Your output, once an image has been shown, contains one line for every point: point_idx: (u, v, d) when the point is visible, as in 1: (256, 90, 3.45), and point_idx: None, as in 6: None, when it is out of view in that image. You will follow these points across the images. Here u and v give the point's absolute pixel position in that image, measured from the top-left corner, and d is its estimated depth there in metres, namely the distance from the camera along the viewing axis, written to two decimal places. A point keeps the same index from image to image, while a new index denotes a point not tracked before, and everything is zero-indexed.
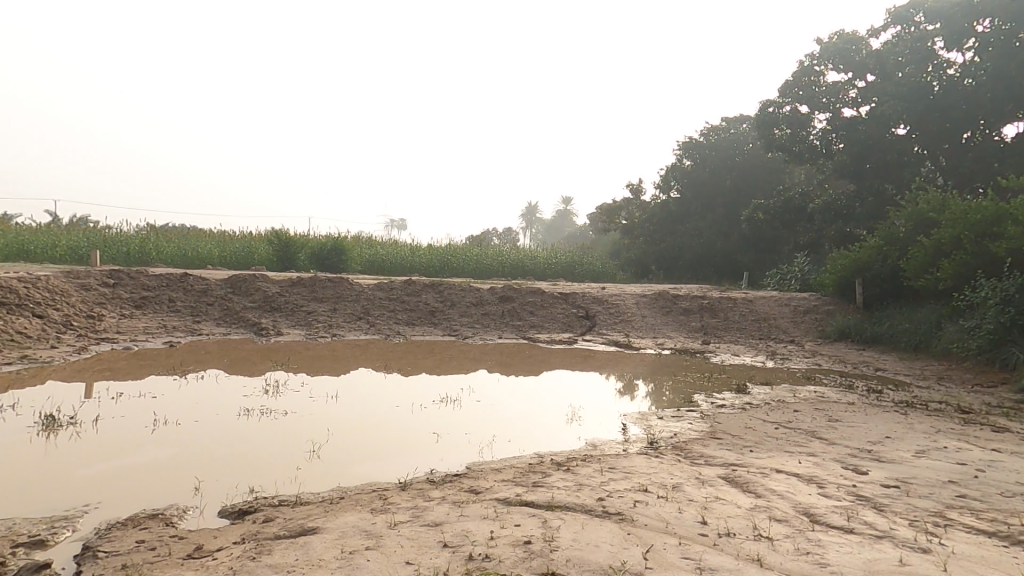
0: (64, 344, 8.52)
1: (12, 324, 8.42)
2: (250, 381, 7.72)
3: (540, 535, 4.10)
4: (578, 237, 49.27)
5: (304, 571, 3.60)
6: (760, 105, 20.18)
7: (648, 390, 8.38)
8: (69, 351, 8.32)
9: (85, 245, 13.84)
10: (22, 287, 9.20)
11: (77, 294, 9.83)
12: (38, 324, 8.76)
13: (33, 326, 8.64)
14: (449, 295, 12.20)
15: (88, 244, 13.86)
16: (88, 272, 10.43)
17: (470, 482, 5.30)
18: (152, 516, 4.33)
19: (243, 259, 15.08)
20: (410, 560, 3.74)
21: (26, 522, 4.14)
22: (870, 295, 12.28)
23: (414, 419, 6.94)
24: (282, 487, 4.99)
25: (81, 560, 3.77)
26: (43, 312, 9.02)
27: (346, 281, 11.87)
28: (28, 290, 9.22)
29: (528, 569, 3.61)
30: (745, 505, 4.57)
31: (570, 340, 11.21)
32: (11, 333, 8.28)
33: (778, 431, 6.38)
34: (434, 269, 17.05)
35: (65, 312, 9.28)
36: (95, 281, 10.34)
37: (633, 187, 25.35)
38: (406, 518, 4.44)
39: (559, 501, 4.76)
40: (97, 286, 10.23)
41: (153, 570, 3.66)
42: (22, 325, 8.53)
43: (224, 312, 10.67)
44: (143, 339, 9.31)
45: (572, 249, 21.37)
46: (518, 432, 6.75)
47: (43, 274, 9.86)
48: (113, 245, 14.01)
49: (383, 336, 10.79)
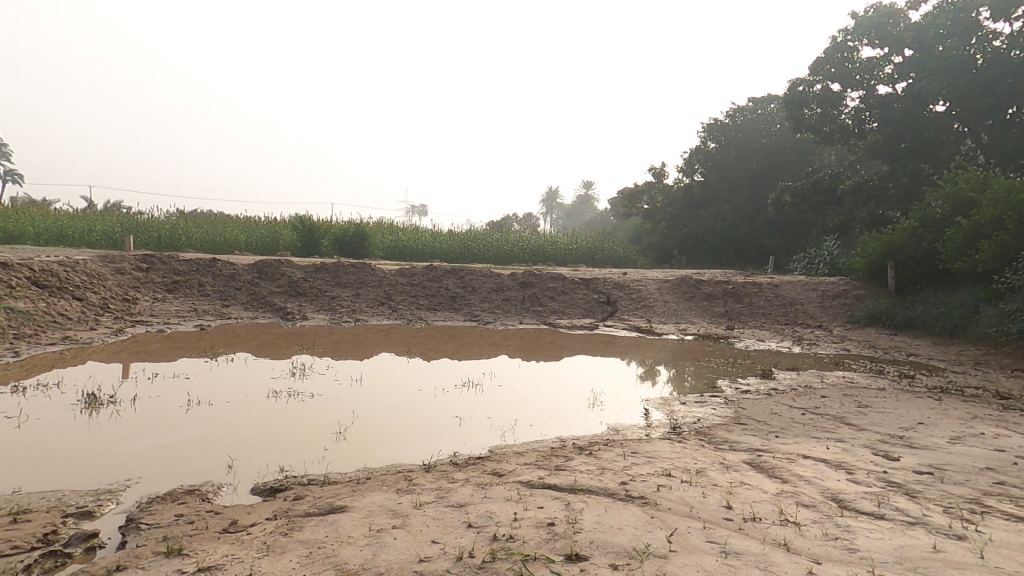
0: (102, 326, 8.81)
1: (54, 307, 8.69)
2: (278, 363, 7.90)
3: (563, 517, 4.16)
4: (598, 224, 48.70)
5: (334, 548, 3.75)
6: (789, 84, 19.50)
7: (669, 376, 8.36)
8: (107, 333, 8.59)
9: (119, 230, 14.21)
10: (62, 270, 9.48)
11: (113, 278, 10.11)
12: (77, 306, 9.04)
13: (73, 308, 8.92)
14: (470, 281, 12.21)
15: (121, 229, 14.22)
16: (122, 256, 10.71)
17: (492, 465, 5.42)
18: (189, 492, 4.52)
19: (268, 245, 15.31)
20: (436, 539, 3.85)
21: (74, 494, 4.32)
22: (903, 279, 11.92)
23: (436, 404, 7.06)
24: (310, 467, 5.19)
25: (125, 531, 3.96)
26: (81, 295, 9.28)
27: (369, 266, 11.99)
28: (67, 274, 9.48)
29: (552, 551, 3.66)
30: (771, 490, 4.54)
31: (591, 325, 11.20)
32: (53, 315, 8.54)
33: (805, 417, 6.29)
34: (455, 256, 17.17)
35: (102, 295, 9.55)
36: (130, 265, 10.60)
37: (654, 169, 24.87)
38: (431, 499, 4.58)
39: (581, 485, 4.83)
40: (131, 270, 10.48)
41: (192, 543, 3.84)
42: (63, 307, 8.79)
43: (252, 296, 10.88)
44: (176, 322, 9.55)
45: (594, 234, 21.17)
46: (540, 416, 6.85)
47: (81, 258, 10.12)
48: (145, 230, 14.38)
49: (405, 321, 10.88)
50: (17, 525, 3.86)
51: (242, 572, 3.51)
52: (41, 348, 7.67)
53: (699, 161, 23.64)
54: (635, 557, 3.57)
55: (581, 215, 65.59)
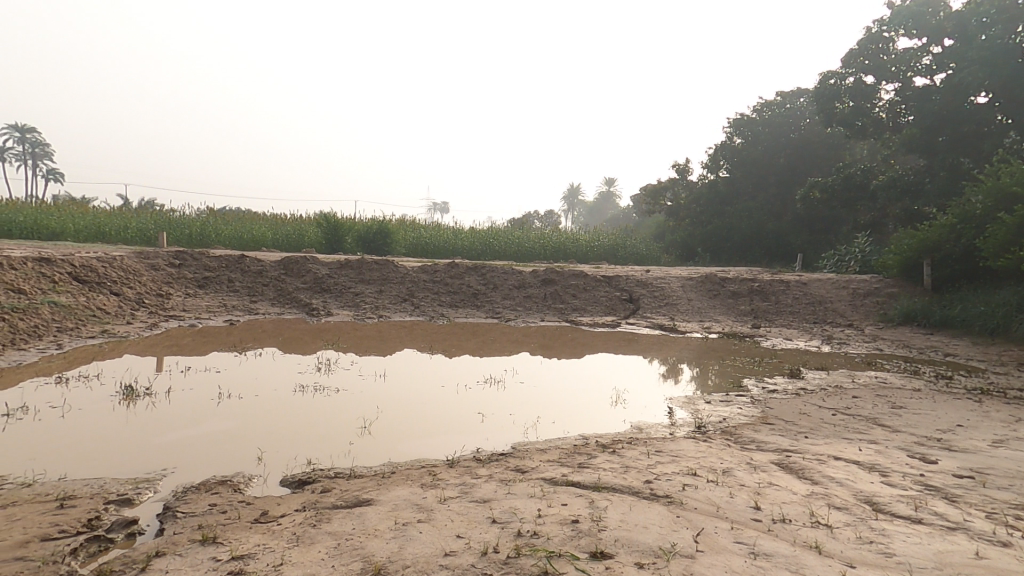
0: (138, 321, 9.06)
1: (93, 301, 8.96)
2: (304, 358, 8.03)
3: (587, 514, 4.16)
4: (621, 221, 48.24)
5: (361, 540, 3.81)
6: (819, 77, 19.05)
7: (693, 374, 8.25)
8: (143, 327, 8.84)
9: (152, 228, 14.62)
10: (101, 266, 9.78)
11: (148, 273, 10.39)
12: (115, 301, 9.30)
13: (111, 303, 9.18)
14: (491, 278, 12.25)
15: (155, 226, 14.63)
16: (156, 253, 11.01)
17: (515, 461, 5.43)
18: (222, 482, 4.63)
19: (294, 242, 15.58)
20: (460, 534, 3.88)
21: (115, 481, 4.46)
22: (940, 276, 11.55)
23: (458, 400, 7.10)
24: (337, 460, 5.27)
25: (163, 518, 4.07)
26: (118, 290, 9.55)
27: (392, 263, 12.11)
28: (105, 269, 9.77)
29: (577, 548, 3.66)
30: (801, 491, 4.45)
31: (613, 323, 11.11)
32: (93, 309, 8.80)
33: (836, 417, 6.15)
34: (477, 253, 17.24)
35: (137, 291, 9.82)
36: (163, 261, 10.89)
37: (677, 166, 24.56)
38: (455, 494, 4.61)
39: (605, 483, 4.81)
40: (164, 266, 10.76)
41: (226, 531, 3.93)
42: (101, 302, 9.06)
43: (279, 292, 11.07)
44: (207, 317, 9.78)
45: (616, 232, 21.01)
46: (562, 413, 6.82)
47: (118, 254, 10.44)
48: (178, 227, 14.77)
49: (427, 318, 10.94)
50: (63, 510, 3.99)
51: (274, 561, 3.59)
52: (81, 340, 7.92)
53: (724, 157, 23.27)
54: (661, 555, 3.54)
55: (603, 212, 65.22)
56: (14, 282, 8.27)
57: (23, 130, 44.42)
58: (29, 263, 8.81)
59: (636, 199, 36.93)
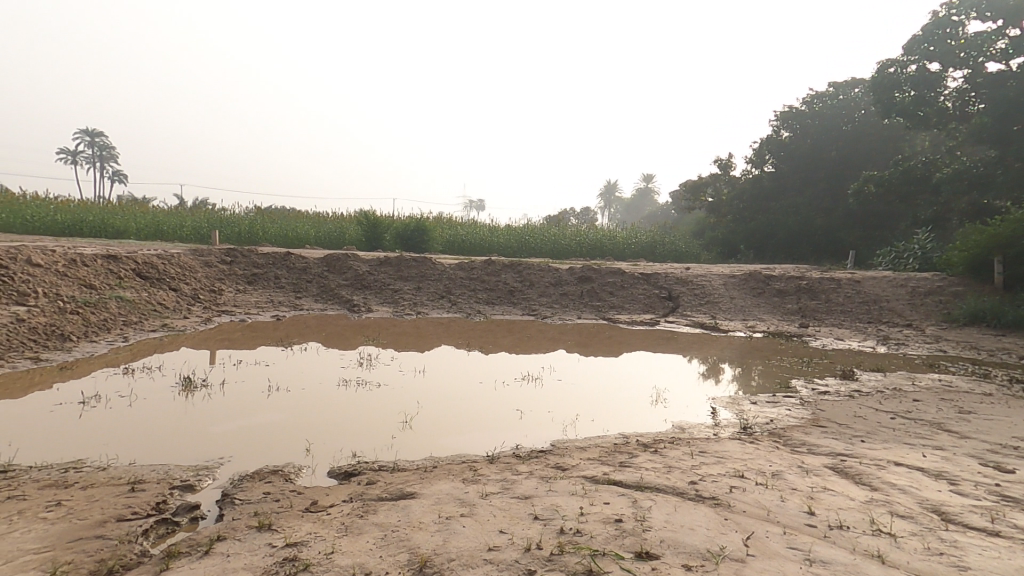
0: (193, 315, 9.43)
1: (154, 296, 9.37)
2: (346, 353, 8.21)
3: (631, 514, 4.10)
4: (660, 218, 47.33)
5: (407, 532, 3.87)
6: (878, 66, 18.26)
7: (735, 374, 8.03)
8: (198, 321, 9.20)
9: (205, 226, 15.24)
10: (160, 263, 10.23)
11: (203, 269, 10.83)
12: (173, 296, 9.69)
13: (170, 298, 9.57)
14: (528, 275, 12.24)
15: (207, 224, 15.25)
16: (209, 250, 11.48)
17: (555, 459, 5.41)
18: (274, 472, 4.78)
19: (335, 240, 15.98)
20: (503, 530, 3.89)
21: (177, 468, 4.67)
22: (1013, 274, 10.86)
23: (497, 396, 7.12)
24: (380, 453, 5.37)
25: (222, 504, 4.23)
26: (176, 286, 9.96)
27: (430, 261, 12.26)
28: (164, 266, 10.21)
29: (622, 547, 3.61)
30: (860, 497, 4.26)
31: (652, 321, 10.93)
32: (154, 304, 9.20)
33: (895, 421, 5.87)
34: (513, 250, 17.29)
35: (193, 286, 10.23)
36: (216, 258, 11.33)
37: (719, 161, 23.94)
38: (497, 490, 4.63)
39: (648, 482, 4.73)
40: (217, 263, 11.20)
41: (280, 519, 4.05)
42: (162, 297, 9.45)
43: (322, 289, 11.36)
44: (255, 312, 10.12)
45: (655, 229, 20.64)
46: (602, 411, 6.75)
47: (176, 252, 10.91)
48: (229, 225, 15.36)
49: (465, 314, 11.02)
50: (134, 493, 4.21)
51: (325, 548, 3.68)
52: (144, 333, 8.30)
53: (771, 151, 22.70)
54: (710, 558, 3.47)
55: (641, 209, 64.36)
56: (86, 277, 8.75)
57: (92, 134, 47.24)
58: (98, 260, 9.30)
59: (676, 195, 36.22)
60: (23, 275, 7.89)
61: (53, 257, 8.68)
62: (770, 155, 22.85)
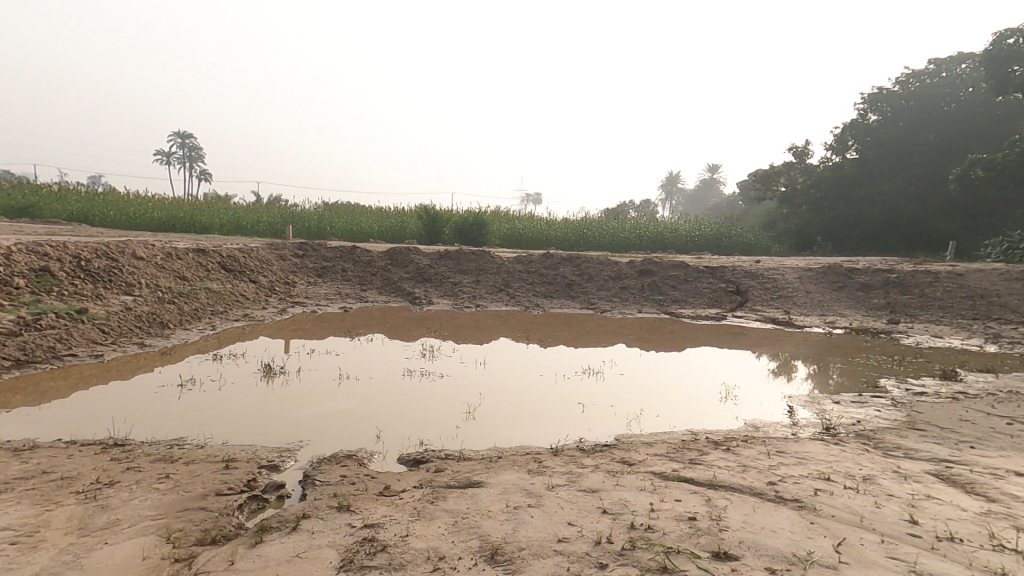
0: (270, 306, 9.93)
1: (237, 288, 9.92)
2: (409, 344, 8.39)
3: (705, 512, 3.94)
4: (727, 211, 45.27)
5: (476, 520, 3.88)
6: (995, 37, 16.61)
7: (810, 372, 7.56)
8: (274, 312, 9.69)
9: (279, 221, 16.08)
10: (242, 256, 10.83)
11: (278, 262, 11.39)
12: (253, 288, 10.23)
13: (250, 290, 10.11)
14: (586, 268, 12.09)
15: (280, 220, 16.08)
16: (283, 244, 12.05)
17: (621, 453, 5.27)
18: (349, 456, 4.92)
19: (396, 234, 16.46)
20: (572, 522, 3.83)
21: (263, 449, 4.91)
22: None
23: (558, 389, 7.06)
24: (446, 442, 5.43)
25: (304, 485, 4.41)
26: (255, 278, 10.51)
27: (488, 255, 12.35)
28: (245, 259, 10.79)
29: (698, 546, 3.47)
30: (972, 508, 3.88)
31: (717, 316, 10.52)
32: (237, 295, 9.73)
33: (1012, 428, 5.31)
34: (571, 244, 17.19)
35: (269, 279, 10.78)
36: (289, 251, 11.89)
37: (794, 147, 22.73)
38: (563, 482, 4.56)
39: (722, 481, 4.52)
40: (291, 256, 11.75)
41: (357, 501, 4.17)
42: (243, 289, 10.00)
43: (385, 282, 11.71)
44: (324, 304, 10.54)
45: (721, 219, 19.82)
46: (668, 407, 6.55)
47: (254, 246, 11.52)
48: (299, 220, 16.14)
49: (523, 307, 11.02)
50: (228, 470, 4.46)
51: (400, 531, 3.75)
52: (229, 322, 8.80)
53: (854, 137, 21.29)
54: (797, 563, 3.27)
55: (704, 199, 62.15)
56: (179, 268, 9.36)
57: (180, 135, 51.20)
58: (189, 253, 9.94)
59: (744, 185, 34.53)
60: (129, 266, 8.51)
61: (153, 251, 9.27)
62: (853, 141, 21.46)
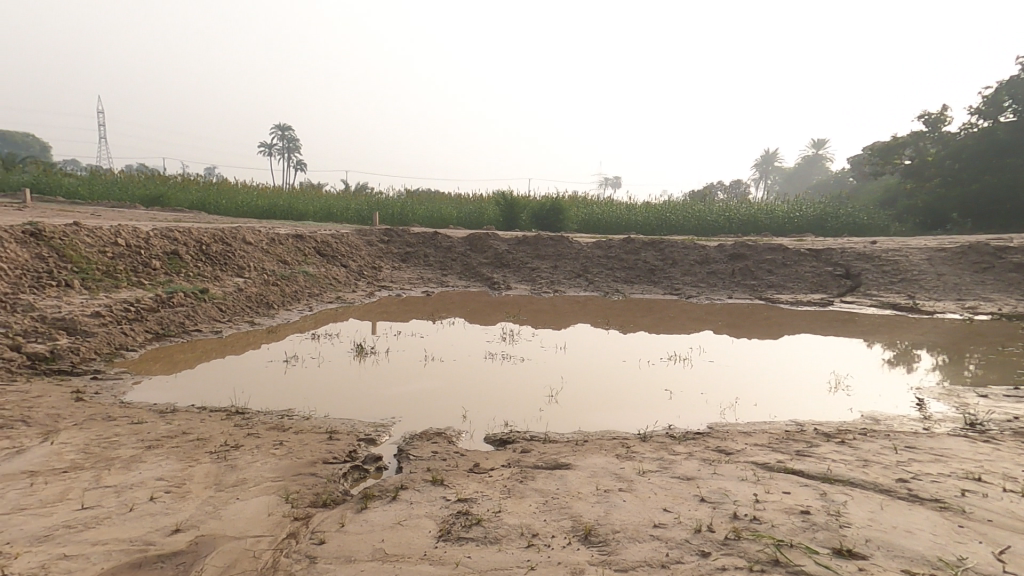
0: (360, 289, 10.40)
1: (330, 272, 10.48)
2: (488, 328, 8.42)
3: (821, 507, 3.56)
4: (833, 187, 40.88)
5: (567, 500, 3.76)
6: None
7: (936, 363, 6.71)
8: (364, 295, 10.14)
9: (365, 209, 16.90)
10: (335, 242, 11.42)
11: (366, 248, 11.91)
12: (344, 272, 10.77)
13: (341, 274, 10.64)
14: (670, 253, 11.60)
15: (367, 207, 16.89)
16: (370, 231, 12.59)
17: (716, 442, 4.93)
18: (439, 434, 4.98)
19: (475, 220, 16.78)
20: (668, 508, 3.61)
21: (360, 423, 5.09)
22: None
23: (643, 376, 6.77)
24: (531, 424, 5.36)
25: (399, 459, 4.51)
26: (346, 263, 11.05)
27: (566, 240, 12.21)
28: (337, 244, 11.37)
29: (816, 542, 3.15)
30: None
31: (823, 302, 9.72)
32: (330, 279, 10.28)
33: None
34: (652, 228, 16.72)
35: (358, 263, 11.29)
36: (376, 237, 12.40)
37: (923, 113, 18.47)
38: (654, 468, 4.32)
39: (839, 475, 4.07)
40: (377, 242, 12.24)
41: (449, 476, 4.20)
42: (336, 273, 10.54)
43: (465, 267, 11.92)
44: (408, 288, 10.89)
45: (827, 199, 18.25)
46: (767, 396, 6.07)
47: (345, 232, 12.11)
48: (385, 207, 16.88)
49: (602, 293, 10.76)
50: (332, 441, 4.66)
51: (492, 506, 3.71)
52: (325, 304, 9.31)
53: (1011, 94, 16.66)
54: (943, 569, 2.87)
55: (806, 177, 57.33)
56: (281, 253, 10.03)
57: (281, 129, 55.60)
58: (289, 238, 10.62)
59: (861, 156, 31.06)
60: (241, 250, 9.23)
61: (260, 236, 10.01)
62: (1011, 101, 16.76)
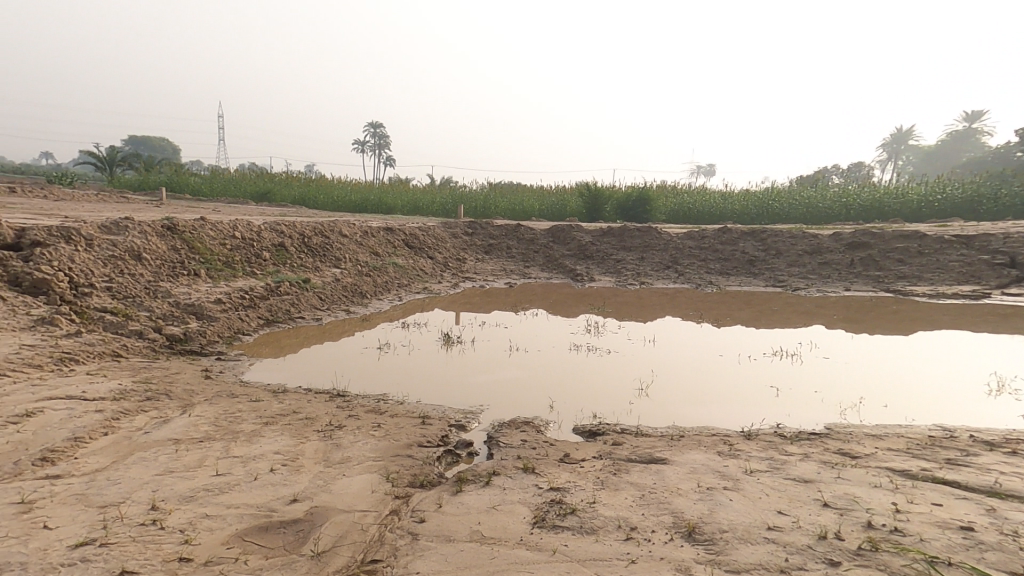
0: (445, 281, 10.65)
1: (418, 263, 10.82)
2: (572, 321, 8.22)
3: (985, 524, 2.98)
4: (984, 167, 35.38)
5: (666, 496, 3.47)
6: None
7: None
8: (449, 286, 10.36)
9: (450, 202, 17.44)
10: (422, 234, 11.79)
11: (451, 239, 12.19)
12: (430, 264, 11.08)
13: (428, 265, 10.97)
14: (773, 243, 10.79)
15: (451, 201, 17.42)
16: (456, 224, 12.88)
17: (837, 444, 4.36)
18: (527, 423, 4.87)
19: (559, 212, 16.78)
20: (783, 511, 3.21)
21: (450, 410, 5.12)
22: None
23: (744, 371, 6.23)
24: (621, 417, 5.09)
25: (490, 445, 4.45)
26: (432, 254, 11.38)
27: (654, 231, 11.77)
28: (424, 237, 11.73)
29: (984, 563, 2.63)
30: None
31: (975, 295, 8.50)
32: (417, 270, 10.61)
33: None
34: (749, 217, 15.81)
35: (444, 255, 11.57)
36: (461, 229, 12.67)
37: None
38: (763, 467, 3.89)
39: (1003, 489, 3.41)
40: (461, 234, 12.49)
41: (540, 465, 4.06)
42: (422, 265, 10.87)
43: (547, 259, 11.84)
44: (491, 280, 10.98)
45: (979, 176, 15.96)
46: (896, 397, 5.32)
47: (432, 225, 12.49)
48: (469, 199, 17.33)
49: (694, 285, 10.18)
50: (426, 426, 4.71)
51: (586, 497, 3.52)
52: (413, 294, 9.63)
53: None
54: None
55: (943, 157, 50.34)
56: (373, 245, 10.52)
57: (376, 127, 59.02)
58: (381, 231, 11.11)
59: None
60: (337, 243, 9.79)
61: (354, 229, 10.57)
62: None
